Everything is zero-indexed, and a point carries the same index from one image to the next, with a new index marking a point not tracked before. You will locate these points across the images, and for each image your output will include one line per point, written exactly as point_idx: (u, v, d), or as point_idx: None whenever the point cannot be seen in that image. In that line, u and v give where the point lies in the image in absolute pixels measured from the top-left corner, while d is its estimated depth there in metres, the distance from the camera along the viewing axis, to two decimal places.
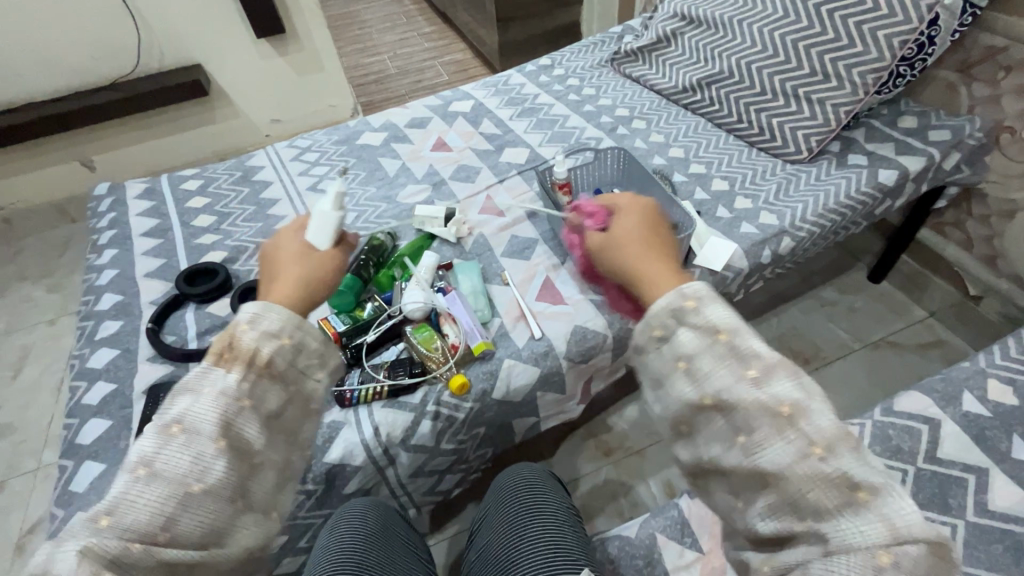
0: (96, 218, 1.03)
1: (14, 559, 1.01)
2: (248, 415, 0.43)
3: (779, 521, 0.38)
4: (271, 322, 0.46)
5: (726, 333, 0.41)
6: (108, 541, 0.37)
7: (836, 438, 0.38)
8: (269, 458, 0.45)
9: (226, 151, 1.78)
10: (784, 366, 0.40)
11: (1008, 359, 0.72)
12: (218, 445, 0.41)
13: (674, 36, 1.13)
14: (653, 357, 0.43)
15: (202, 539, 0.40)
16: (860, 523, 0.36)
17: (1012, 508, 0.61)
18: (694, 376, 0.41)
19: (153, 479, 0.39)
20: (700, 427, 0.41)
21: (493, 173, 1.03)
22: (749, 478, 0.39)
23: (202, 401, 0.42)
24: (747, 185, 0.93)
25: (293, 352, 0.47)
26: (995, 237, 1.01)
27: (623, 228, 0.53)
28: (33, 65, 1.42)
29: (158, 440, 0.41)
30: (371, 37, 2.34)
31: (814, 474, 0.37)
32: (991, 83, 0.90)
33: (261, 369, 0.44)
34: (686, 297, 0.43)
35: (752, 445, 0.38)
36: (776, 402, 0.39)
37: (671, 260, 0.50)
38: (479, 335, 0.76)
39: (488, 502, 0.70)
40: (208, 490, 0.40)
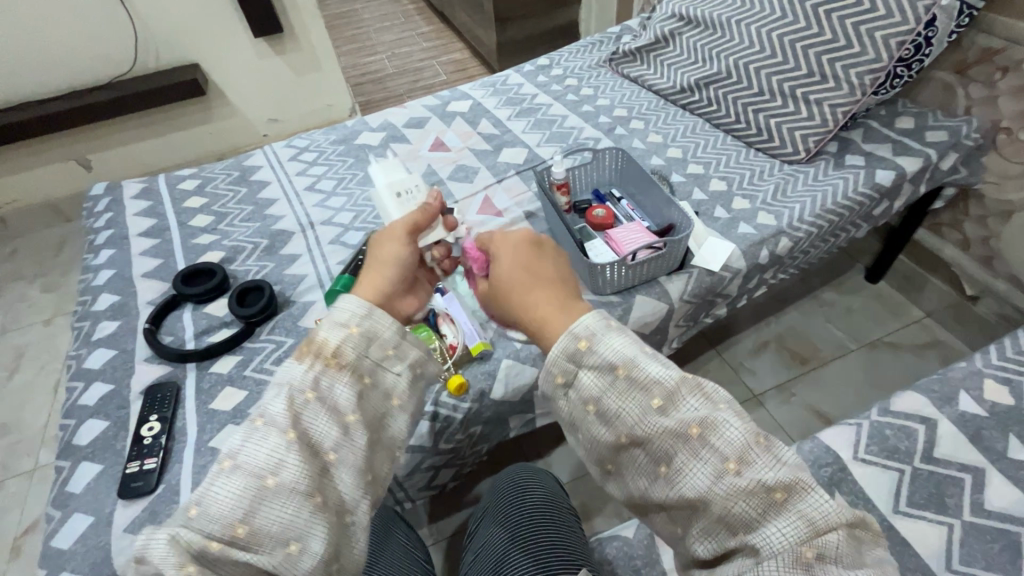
0: (93, 218, 1.03)
1: (11, 559, 1.01)
2: (316, 407, 0.46)
3: (715, 539, 0.40)
4: (343, 313, 0.50)
5: (622, 368, 0.43)
6: (192, 534, 0.40)
7: (746, 448, 0.39)
8: (342, 457, 0.46)
9: (222, 151, 1.78)
10: (683, 385, 0.42)
11: (1005, 359, 0.72)
12: (290, 437, 0.44)
13: (672, 37, 1.13)
14: (563, 404, 0.46)
15: (278, 536, 0.41)
16: (784, 526, 0.37)
17: (1008, 508, 0.62)
18: (604, 417, 0.43)
19: (235, 470, 0.42)
20: (625, 464, 0.44)
21: (491, 173, 1.03)
22: (681, 507, 0.41)
23: (275, 395, 0.46)
24: (745, 185, 0.93)
25: (362, 343, 0.50)
26: (991, 237, 1.02)
27: (502, 273, 0.52)
28: (30, 64, 1.41)
29: (243, 434, 0.44)
30: (369, 36, 2.34)
31: (732, 489, 0.38)
32: (989, 84, 0.90)
33: (330, 359, 0.48)
34: (577, 338, 0.45)
35: (673, 476, 0.40)
36: (686, 425, 0.40)
37: (558, 293, 0.50)
38: (478, 335, 0.76)
39: (486, 505, 0.70)
40: (282, 484, 0.42)
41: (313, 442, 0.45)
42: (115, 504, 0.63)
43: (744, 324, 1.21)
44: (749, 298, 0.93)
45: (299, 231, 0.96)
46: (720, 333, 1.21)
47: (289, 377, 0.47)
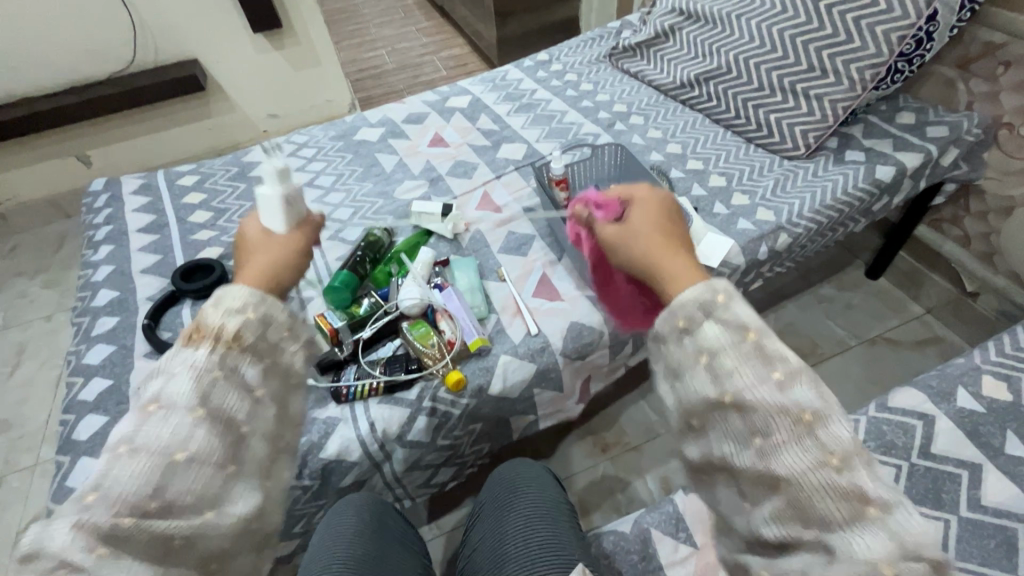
0: (92, 214, 1.03)
1: (13, 553, 1.01)
2: (224, 387, 0.43)
3: (786, 525, 0.38)
4: (235, 299, 0.45)
5: (754, 332, 0.40)
6: (98, 517, 0.37)
7: (852, 451, 0.38)
8: (257, 428, 0.44)
9: (222, 146, 1.78)
10: (806, 373, 0.40)
11: (1004, 355, 0.72)
12: (197, 414, 0.41)
13: (673, 32, 1.13)
14: (674, 348, 0.42)
15: (193, 504, 0.39)
16: (868, 537, 0.36)
17: (1004, 504, 0.62)
18: (713, 371, 0.40)
19: (133, 452, 0.39)
20: (713, 424, 0.40)
21: (490, 168, 1.03)
22: (758, 482, 0.39)
23: (175, 379, 0.41)
24: (745, 181, 0.93)
25: (262, 325, 0.45)
26: (992, 233, 1.01)
27: (638, 220, 0.52)
28: (29, 60, 1.41)
29: (137, 419, 0.40)
30: (369, 31, 2.33)
31: (828, 485, 0.37)
32: (990, 79, 0.90)
33: (231, 343, 0.43)
34: (715, 291, 0.42)
35: (769, 449, 0.38)
36: (798, 408, 0.38)
37: (688, 253, 0.49)
38: (475, 331, 0.75)
39: (498, 495, 0.68)
40: (193, 457, 0.40)
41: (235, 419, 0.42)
42: None
43: None
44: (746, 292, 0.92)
45: None
46: None
47: (183, 364, 0.42)
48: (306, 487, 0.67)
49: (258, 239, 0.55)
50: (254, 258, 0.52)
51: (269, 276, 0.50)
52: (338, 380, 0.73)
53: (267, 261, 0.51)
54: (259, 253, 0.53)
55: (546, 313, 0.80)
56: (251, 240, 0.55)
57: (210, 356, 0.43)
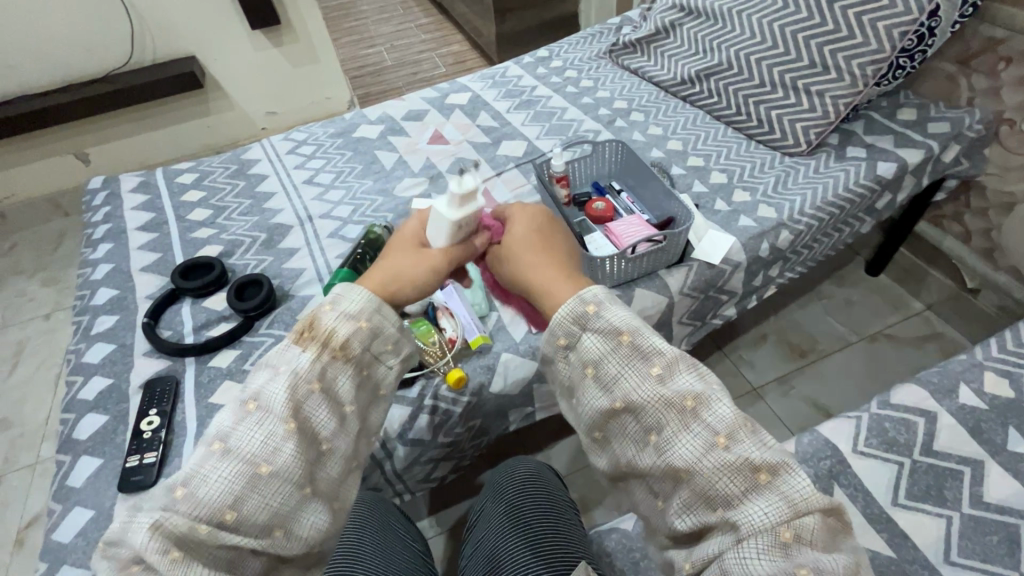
0: (90, 212, 1.02)
1: (13, 553, 1.01)
2: (318, 399, 0.46)
3: (695, 514, 0.41)
4: (351, 304, 0.49)
5: (627, 335, 0.44)
6: (177, 518, 0.40)
7: (736, 426, 0.41)
8: (337, 447, 0.47)
9: (222, 143, 1.77)
10: (682, 361, 0.44)
11: (1006, 351, 0.72)
12: (289, 428, 0.44)
13: (673, 28, 1.12)
14: (561, 366, 0.47)
15: (266, 523, 0.42)
16: (766, 505, 0.38)
17: (1007, 500, 0.62)
18: (601, 383, 0.44)
19: (226, 456, 0.42)
20: (614, 432, 0.44)
21: (490, 165, 1.03)
22: (663, 478, 0.42)
23: (276, 381, 0.45)
24: (747, 178, 0.93)
25: (369, 337, 0.49)
26: (993, 229, 1.01)
27: (516, 238, 0.55)
28: (24, 58, 1.40)
29: (236, 416, 0.44)
30: (367, 27, 2.32)
31: (721, 464, 0.39)
32: (992, 74, 0.90)
33: (337, 351, 0.47)
34: (586, 302, 0.46)
35: (663, 443, 0.41)
36: (680, 397, 0.42)
37: (564, 263, 0.52)
38: (476, 329, 0.76)
39: (492, 495, 0.68)
40: (276, 472, 0.43)
41: (312, 432, 0.45)
42: (115, 498, 0.63)
43: (745, 317, 1.21)
44: (749, 291, 0.92)
45: (298, 224, 0.96)
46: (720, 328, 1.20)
47: (289, 364, 0.46)
48: None
49: (413, 241, 0.56)
50: (391, 259, 0.54)
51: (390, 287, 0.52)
52: None
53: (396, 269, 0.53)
54: (401, 256, 0.55)
55: None
56: (405, 242, 0.56)
57: (312, 363, 0.46)
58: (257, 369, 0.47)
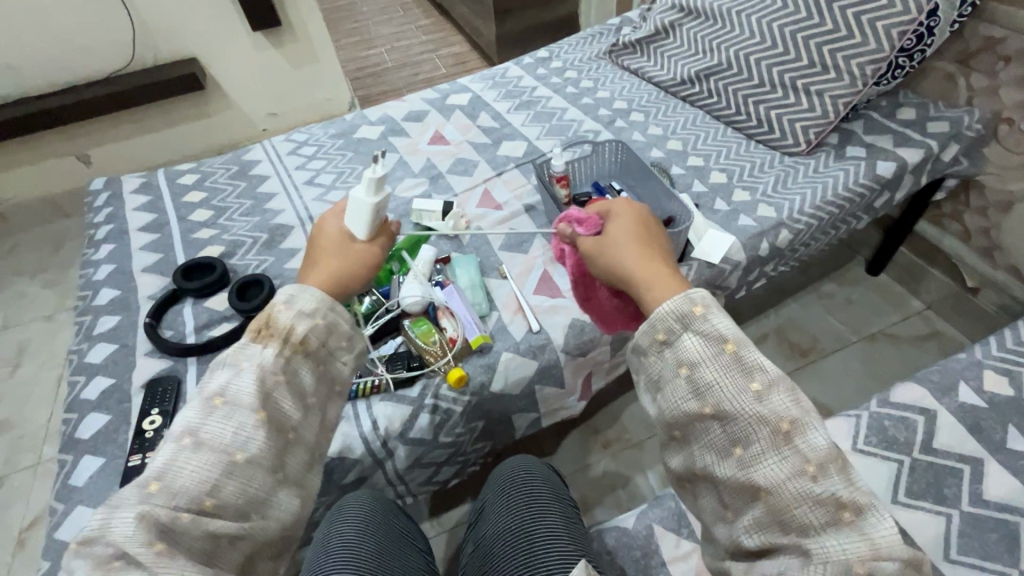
0: (92, 213, 1.02)
1: (15, 553, 1.01)
2: (283, 389, 0.48)
3: (764, 533, 0.41)
4: (306, 303, 0.52)
5: (732, 344, 0.43)
6: (158, 508, 0.40)
7: (829, 459, 0.40)
8: (301, 436, 0.50)
9: (222, 144, 1.78)
10: (784, 382, 0.42)
11: (1005, 349, 0.72)
12: (259, 417, 0.46)
13: (673, 28, 1.13)
14: (654, 361, 0.46)
15: (243, 507, 0.43)
16: (844, 541, 0.38)
17: (1006, 498, 0.62)
18: (694, 385, 0.43)
19: (198, 448, 0.43)
20: (696, 435, 0.44)
21: (490, 166, 1.03)
22: (739, 490, 0.42)
23: (242, 376, 0.47)
24: (746, 178, 0.93)
25: (325, 332, 0.52)
26: (992, 228, 1.01)
27: (616, 230, 0.56)
28: (25, 59, 1.40)
29: (203, 411, 0.46)
30: (367, 29, 2.33)
31: (805, 492, 0.39)
32: (991, 74, 0.90)
33: (296, 347, 0.50)
34: (694, 303, 0.45)
35: (748, 458, 0.41)
36: (776, 417, 0.41)
37: (665, 257, 0.54)
38: (477, 328, 0.76)
39: (506, 498, 0.66)
40: (250, 459, 0.45)
41: (280, 421, 0.48)
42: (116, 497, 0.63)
43: (746, 316, 1.21)
44: (748, 290, 0.92)
45: (298, 225, 0.96)
46: None
47: (252, 360, 0.48)
48: None
49: (338, 237, 0.61)
50: (330, 258, 0.59)
51: (337, 285, 0.57)
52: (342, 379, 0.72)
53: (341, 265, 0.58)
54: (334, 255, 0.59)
55: (547, 311, 0.80)
56: (333, 237, 0.61)
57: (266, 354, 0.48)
58: (215, 369, 0.49)
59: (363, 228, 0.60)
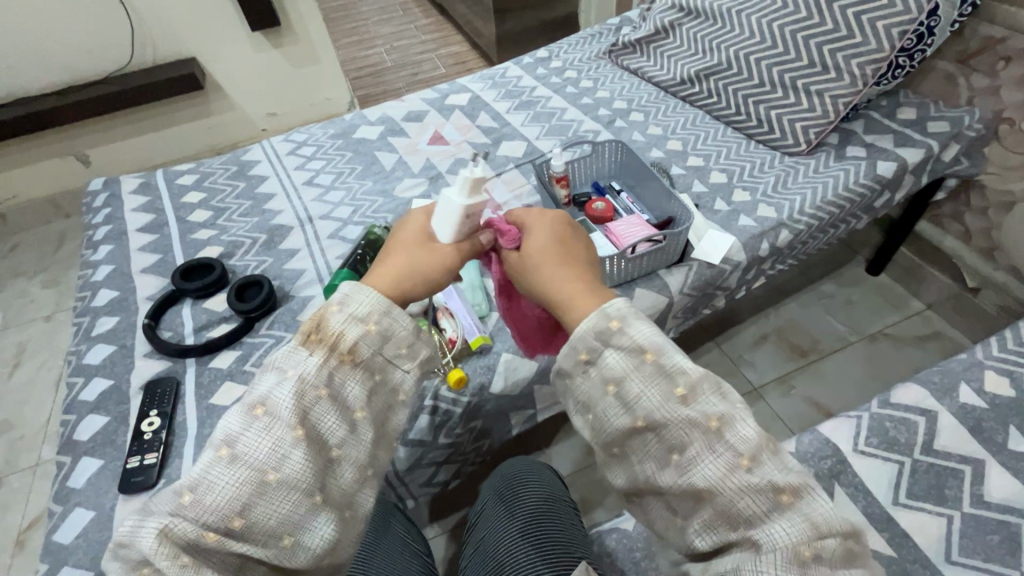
0: (91, 213, 1.02)
1: (14, 555, 1.01)
2: (326, 406, 0.44)
3: (716, 532, 0.41)
4: (360, 306, 0.47)
5: (651, 354, 0.42)
6: (186, 524, 0.40)
7: (759, 448, 0.40)
8: (348, 453, 0.45)
9: (222, 144, 1.78)
10: (706, 381, 0.42)
11: (1006, 351, 0.72)
12: (296, 435, 0.42)
13: (672, 28, 1.13)
14: (580, 382, 0.45)
15: (272, 530, 0.41)
16: (788, 527, 0.39)
17: (1008, 500, 0.62)
18: (624, 400, 0.42)
19: (233, 462, 0.41)
20: (634, 448, 0.43)
21: (490, 166, 1.03)
22: (683, 496, 0.42)
23: (282, 386, 0.43)
24: (746, 178, 0.93)
25: (379, 341, 0.47)
26: (993, 228, 1.01)
27: (534, 248, 0.50)
28: (23, 59, 1.40)
29: (243, 421, 0.43)
30: (367, 29, 2.33)
31: (745, 486, 0.39)
32: (991, 74, 0.89)
33: (343, 356, 0.45)
34: (609, 317, 0.44)
35: (686, 463, 0.41)
36: (705, 418, 0.41)
37: (588, 274, 0.49)
38: (477, 329, 0.76)
39: (501, 496, 0.67)
40: (283, 480, 0.42)
41: (319, 438, 0.44)
42: (116, 499, 0.63)
43: (746, 316, 1.21)
44: (747, 290, 0.92)
45: (298, 225, 0.96)
46: (720, 328, 1.20)
47: (296, 369, 0.44)
48: None
49: (420, 234, 0.53)
50: (400, 255, 0.52)
51: (398, 286, 0.50)
52: None
53: (405, 264, 0.51)
54: (407, 249, 0.52)
55: None
56: (412, 235, 0.54)
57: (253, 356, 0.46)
58: (265, 371, 0.46)
59: (448, 230, 0.52)
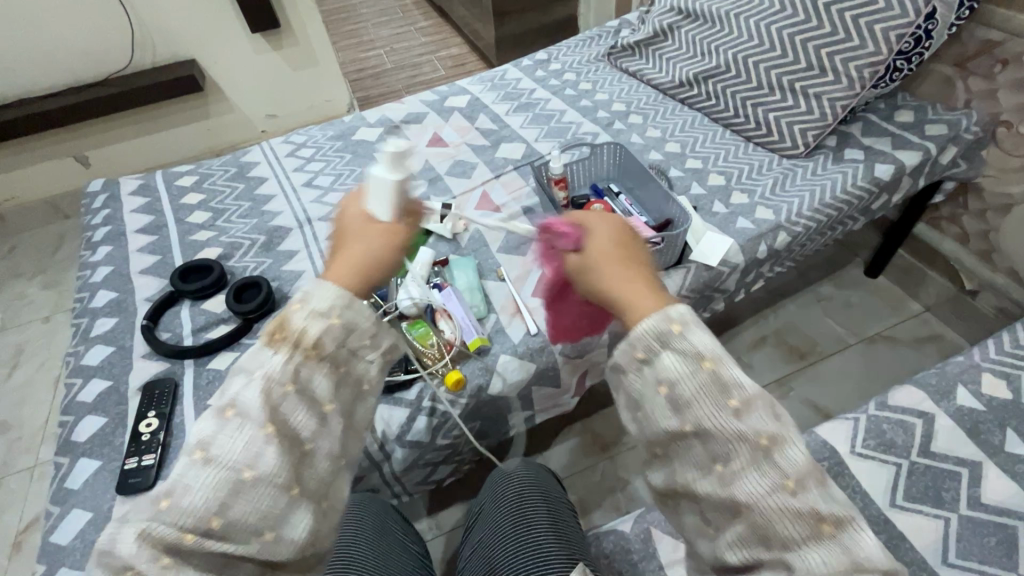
0: (90, 215, 1.02)
1: (12, 556, 1.01)
2: (294, 400, 0.43)
3: (748, 549, 0.40)
4: (321, 300, 0.45)
5: (709, 362, 0.40)
6: (164, 528, 0.38)
7: (806, 473, 0.39)
8: (321, 446, 0.44)
9: (222, 146, 1.78)
10: (760, 399, 0.40)
11: (1003, 353, 0.72)
12: (268, 431, 0.41)
13: (671, 31, 1.13)
14: (632, 379, 0.42)
15: (253, 527, 0.40)
16: (825, 556, 0.38)
17: (1005, 502, 0.62)
18: (674, 402, 0.40)
19: (207, 464, 0.40)
20: (677, 453, 0.41)
21: (489, 168, 1.03)
22: (719, 507, 0.40)
23: (250, 386, 0.42)
24: (744, 180, 0.93)
25: (344, 334, 0.45)
26: (990, 231, 1.02)
27: (599, 248, 0.48)
28: (22, 60, 1.40)
29: (216, 423, 0.41)
30: (367, 30, 2.33)
31: (785, 507, 0.38)
32: (989, 77, 0.90)
33: (308, 351, 0.43)
34: (671, 321, 0.41)
35: (729, 475, 0.39)
36: (756, 434, 0.39)
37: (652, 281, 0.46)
38: (474, 331, 0.76)
39: (508, 506, 0.65)
40: (260, 476, 0.41)
41: (292, 433, 0.43)
42: (113, 500, 0.63)
43: (745, 318, 1.21)
44: (746, 292, 0.92)
45: (296, 227, 0.96)
46: (719, 329, 1.20)
47: (262, 366, 0.43)
48: None
49: (360, 219, 0.52)
50: (350, 246, 0.50)
51: (362, 274, 0.48)
52: None
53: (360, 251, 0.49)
54: (356, 239, 0.50)
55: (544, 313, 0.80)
56: (354, 224, 0.52)
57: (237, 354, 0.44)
58: (232, 374, 0.44)
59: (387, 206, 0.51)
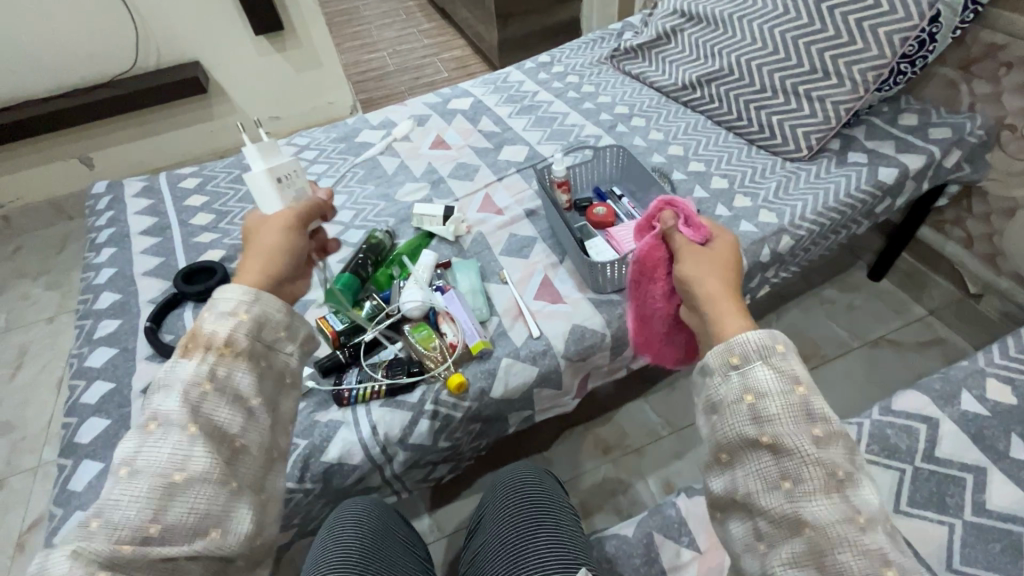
0: (94, 216, 1.03)
1: (14, 557, 1.01)
2: (215, 400, 0.45)
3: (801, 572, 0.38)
4: (226, 303, 0.49)
5: (803, 387, 0.41)
6: (99, 543, 0.38)
7: (880, 515, 0.39)
8: (252, 440, 0.47)
9: (226, 147, 1.78)
10: (844, 435, 0.41)
11: (1007, 358, 0.72)
12: (190, 431, 0.43)
13: (674, 33, 1.13)
14: (717, 383, 0.44)
15: (193, 527, 0.41)
16: None
17: (1010, 508, 0.61)
18: (756, 413, 0.41)
19: (133, 476, 0.41)
20: (743, 460, 0.41)
21: (492, 171, 1.03)
22: (780, 523, 0.39)
23: (168, 395, 0.44)
24: (747, 183, 0.93)
25: (255, 327, 0.49)
26: (994, 235, 1.01)
27: (717, 258, 0.53)
28: (27, 62, 1.41)
29: (138, 439, 0.43)
30: (371, 32, 2.34)
31: (853, 538, 0.37)
32: (993, 80, 0.89)
33: (222, 349, 0.47)
34: (778, 340, 0.43)
35: (799, 492, 0.39)
36: (835, 463, 0.39)
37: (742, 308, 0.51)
38: (477, 334, 0.76)
39: (535, 516, 0.63)
40: (191, 477, 0.42)
41: (218, 430, 0.45)
42: None
43: None
44: (749, 295, 0.92)
45: None
46: None
47: (177, 375, 0.46)
48: (307, 491, 0.67)
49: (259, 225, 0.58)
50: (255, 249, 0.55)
51: (268, 272, 0.53)
52: (341, 384, 0.72)
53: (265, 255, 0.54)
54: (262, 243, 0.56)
55: (546, 316, 0.80)
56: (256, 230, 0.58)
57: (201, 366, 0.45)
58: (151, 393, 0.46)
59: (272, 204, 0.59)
